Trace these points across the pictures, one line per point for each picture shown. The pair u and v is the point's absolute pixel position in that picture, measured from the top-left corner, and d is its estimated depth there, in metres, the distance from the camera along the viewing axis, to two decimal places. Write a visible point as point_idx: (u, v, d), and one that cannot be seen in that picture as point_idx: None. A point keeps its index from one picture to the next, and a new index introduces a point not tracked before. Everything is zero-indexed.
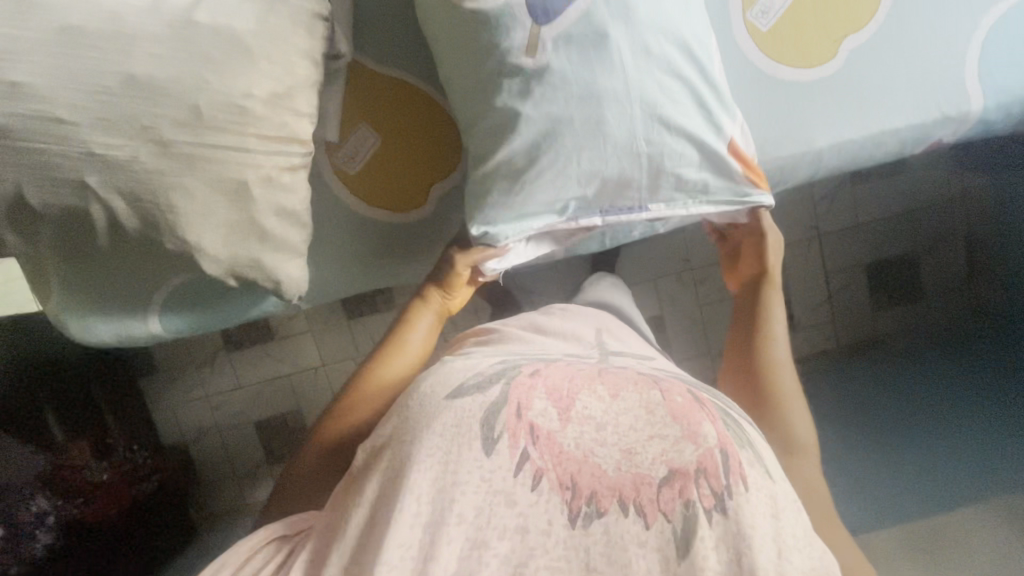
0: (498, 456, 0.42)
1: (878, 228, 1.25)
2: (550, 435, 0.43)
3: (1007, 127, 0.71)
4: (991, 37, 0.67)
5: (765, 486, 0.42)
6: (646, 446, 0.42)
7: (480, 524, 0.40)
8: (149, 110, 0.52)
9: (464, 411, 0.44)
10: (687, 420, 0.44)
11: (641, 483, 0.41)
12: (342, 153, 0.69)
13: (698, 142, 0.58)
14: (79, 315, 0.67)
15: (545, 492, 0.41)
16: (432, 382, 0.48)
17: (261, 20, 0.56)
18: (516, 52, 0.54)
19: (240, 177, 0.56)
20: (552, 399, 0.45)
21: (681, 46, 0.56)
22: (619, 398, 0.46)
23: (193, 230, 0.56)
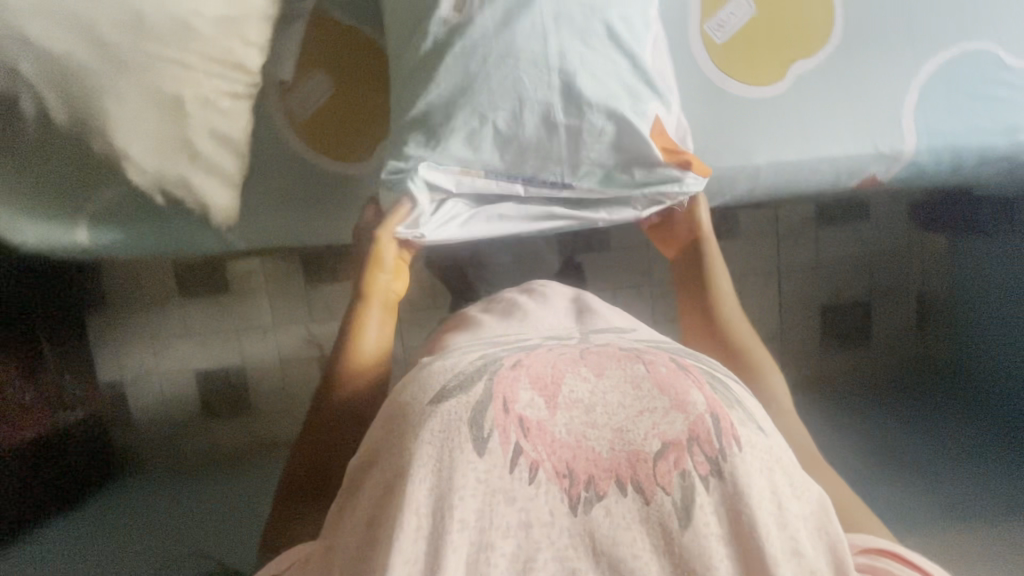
0: (490, 455, 0.36)
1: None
2: (540, 426, 0.37)
3: (939, 173, 0.73)
4: (930, 84, 0.70)
5: (758, 442, 0.39)
6: (637, 422, 0.37)
7: (484, 525, 0.35)
8: (93, 9, 0.53)
9: (448, 413, 0.37)
10: (673, 388, 0.39)
11: (636, 460, 0.36)
12: (294, 96, 0.70)
13: (616, 116, 0.60)
14: (7, 212, 0.67)
15: (544, 484, 0.36)
16: (411, 387, 0.40)
17: None
18: (445, 9, 0.60)
19: (175, 91, 0.57)
20: (538, 389, 0.39)
21: (606, 22, 0.60)
22: (605, 373, 0.40)
23: (122, 135, 0.57)
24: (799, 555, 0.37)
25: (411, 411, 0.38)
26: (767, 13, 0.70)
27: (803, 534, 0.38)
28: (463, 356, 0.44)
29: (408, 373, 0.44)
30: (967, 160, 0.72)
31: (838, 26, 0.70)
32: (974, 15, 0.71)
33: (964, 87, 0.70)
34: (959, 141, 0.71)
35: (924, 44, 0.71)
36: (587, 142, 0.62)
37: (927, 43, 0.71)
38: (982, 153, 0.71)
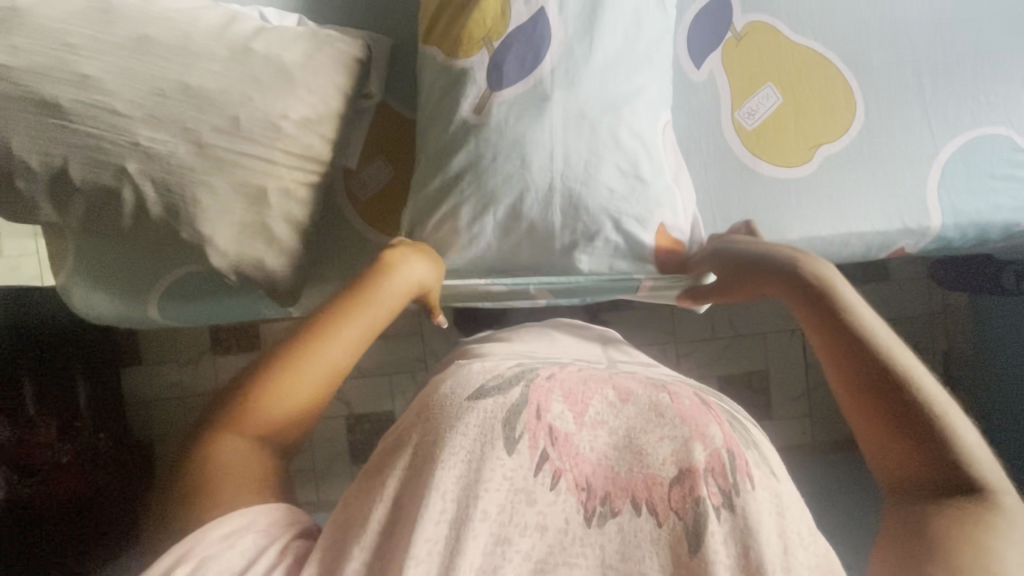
0: (518, 455, 0.40)
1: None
2: (567, 437, 0.42)
3: (964, 246, 0.77)
4: (950, 164, 0.75)
5: (768, 483, 0.40)
6: (656, 447, 0.41)
7: (505, 520, 0.38)
8: (194, 115, 0.59)
9: (485, 411, 0.42)
10: (694, 421, 0.42)
11: (652, 483, 0.39)
12: (356, 180, 0.75)
13: (614, 219, 0.65)
14: (86, 291, 0.73)
15: (563, 492, 0.39)
16: (450, 381, 0.45)
17: (308, 55, 0.63)
18: (465, 110, 0.65)
19: (261, 183, 0.62)
20: (569, 403, 0.44)
21: (608, 130, 0.64)
22: (627, 403, 0.45)
23: (209, 224, 0.62)
24: None
25: (449, 405, 0.42)
26: (792, 101, 0.75)
27: None
28: (500, 362, 0.49)
29: (446, 374, 0.48)
30: (992, 235, 0.76)
31: (861, 114, 0.76)
32: (990, 103, 0.76)
33: (982, 166, 0.75)
34: (983, 218, 0.74)
35: (943, 129, 0.76)
36: (577, 234, 0.65)
37: (946, 128, 0.76)
38: (1007, 227, 0.75)
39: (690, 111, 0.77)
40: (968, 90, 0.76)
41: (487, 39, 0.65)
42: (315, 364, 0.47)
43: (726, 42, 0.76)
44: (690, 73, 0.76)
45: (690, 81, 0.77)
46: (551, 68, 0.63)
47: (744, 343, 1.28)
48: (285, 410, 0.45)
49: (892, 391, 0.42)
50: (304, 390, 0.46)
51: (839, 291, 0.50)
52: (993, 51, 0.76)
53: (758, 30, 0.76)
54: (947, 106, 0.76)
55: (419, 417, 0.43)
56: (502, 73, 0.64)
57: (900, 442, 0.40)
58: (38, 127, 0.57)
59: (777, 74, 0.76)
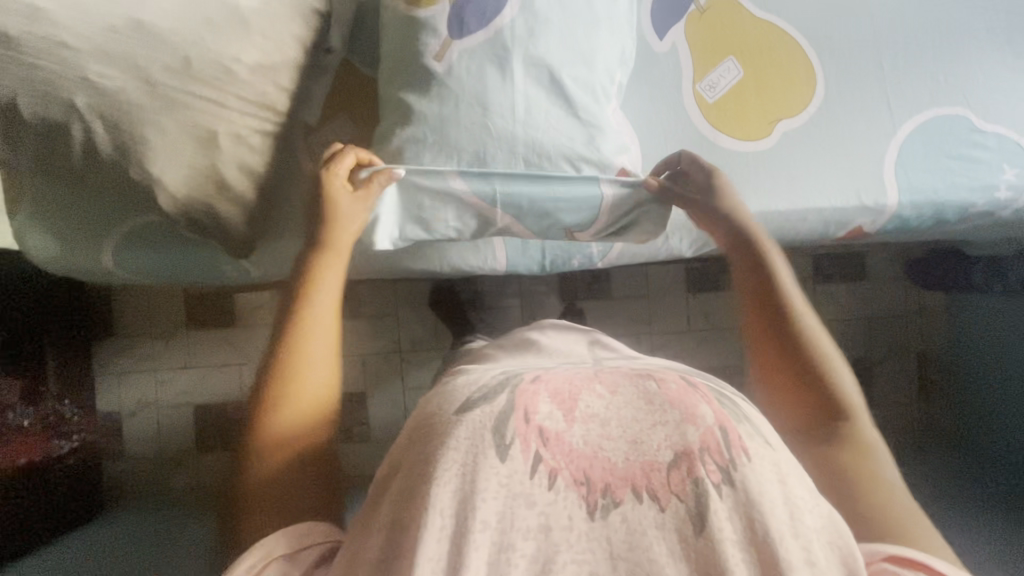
0: (512, 462, 0.37)
1: (846, 329, 1.24)
2: (557, 435, 0.39)
3: (922, 226, 0.77)
4: (907, 143, 0.75)
5: (766, 456, 0.40)
6: (651, 433, 0.39)
7: (505, 527, 0.36)
8: (145, 54, 0.59)
9: (475, 422, 0.39)
10: (683, 403, 0.41)
11: (651, 469, 0.38)
12: (318, 136, 0.74)
13: (574, 169, 0.68)
14: (40, 235, 0.73)
15: (562, 490, 0.37)
16: (438, 401, 0.43)
17: (265, 2, 0.64)
18: (428, 57, 0.66)
19: (211, 126, 0.63)
20: (557, 402, 0.41)
21: (568, 85, 0.67)
22: (618, 393, 0.42)
23: (158, 164, 0.62)
24: (811, 565, 0.36)
25: (438, 423, 0.40)
26: (753, 75, 0.76)
27: (816, 545, 0.37)
28: (485, 374, 0.49)
29: (434, 394, 0.47)
30: (948, 216, 0.76)
31: (821, 89, 0.76)
32: (948, 81, 0.76)
33: (938, 146, 0.75)
34: (939, 197, 0.75)
35: (900, 108, 0.76)
36: (546, 181, 0.68)
37: (903, 107, 0.76)
38: (962, 206, 0.75)
39: (651, 81, 0.77)
40: (925, 69, 0.77)
41: None
42: (300, 390, 0.50)
43: (688, 14, 0.76)
44: (653, 43, 0.77)
45: (652, 51, 0.77)
46: (511, 20, 0.66)
47: None
48: (292, 425, 0.49)
49: (800, 361, 0.54)
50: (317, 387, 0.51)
51: (769, 261, 0.64)
52: (946, 32, 0.78)
53: (722, 4, 0.77)
54: (904, 84, 0.76)
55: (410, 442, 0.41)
56: (463, 24, 0.66)
57: (804, 385, 0.53)
58: None
59: (738, 48, 0.76)
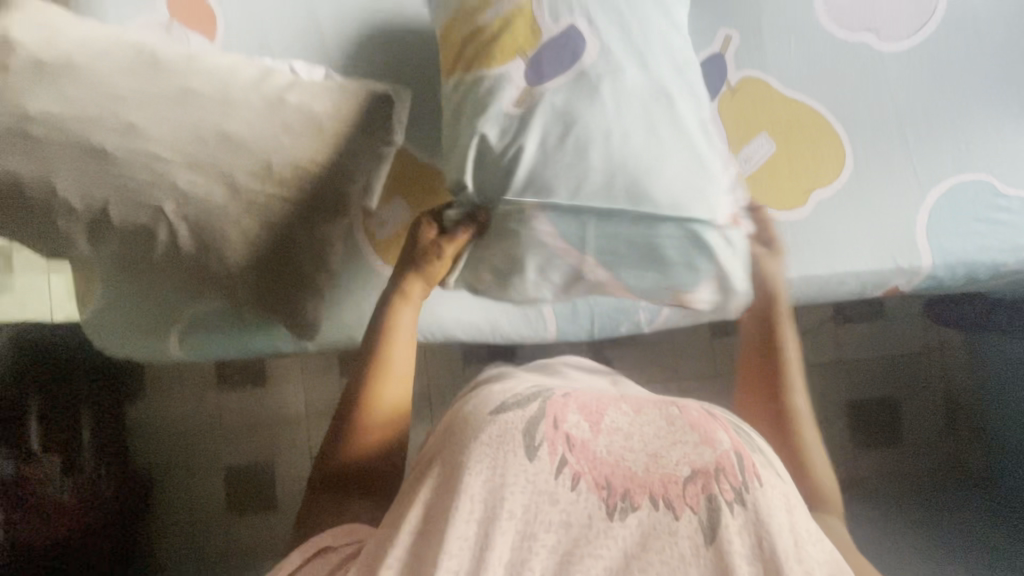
0: (539, 460, 0.51)
1: (852, 370, 1.36)
2: (583, 443, 0.53)
3: (953, 285, 0.81)
4: (937, 208, 0.79)
5: (775, 486, 0.52)
6: (669, 451, 0.53)
7: (529, 517, 0.49)
8: (231, 161, 0.63)
9: (507, 421, 0.53)
10: (702, 429, 0.55)
11: (667, 481, 0.51)
12: (375, 221, 0.80)
13: (683, 202, 0.61)
14: (109, 324, 0.75)
15: (583, 491, 0.50)
16: (476, 400, 0.58)
17: (336, 107, 0.68)
18: (504, 106, 0.63)
19: (288, 224, 0.67)
20: (584, 414, 0.55)
21: (660, 117, 0.63)
22: (640, 415, 0.57)
23: (240, 262, 0.67)
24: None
25: (473, 420, 0.54)
26: (784, 150, 0.80)
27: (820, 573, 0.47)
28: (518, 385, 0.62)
29: (475, 394, 0.62)
30: (980, 274, 0.80)
31: (850, 161, 0.81)
32: (972, 150, 0.80)
33: (968, 209, 0.79)
34: (970, 258, 0.78)
35: (928, 176, 0.80)
36: (653, 218, 0.62)
37: (931, 174, 0.80)
38: (994, 267, 0.79)
39: None
40: (952, 137, 0.80)
41: (520, 47, 0.65)
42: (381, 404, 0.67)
43: (721, 94, 0.81)
44: None
45: None
46: (575, 76, 0.63)
47: None
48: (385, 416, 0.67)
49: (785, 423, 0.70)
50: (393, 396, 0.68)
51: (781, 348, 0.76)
52: (970, 103, 0.81)
53: (750, 85, 0.82)
54: (930, 152, 0.80)
55: (445, 426, 0.58)
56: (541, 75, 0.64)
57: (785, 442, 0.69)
58: (80, 169, 0.61)
59: (769, 125, 0.81)
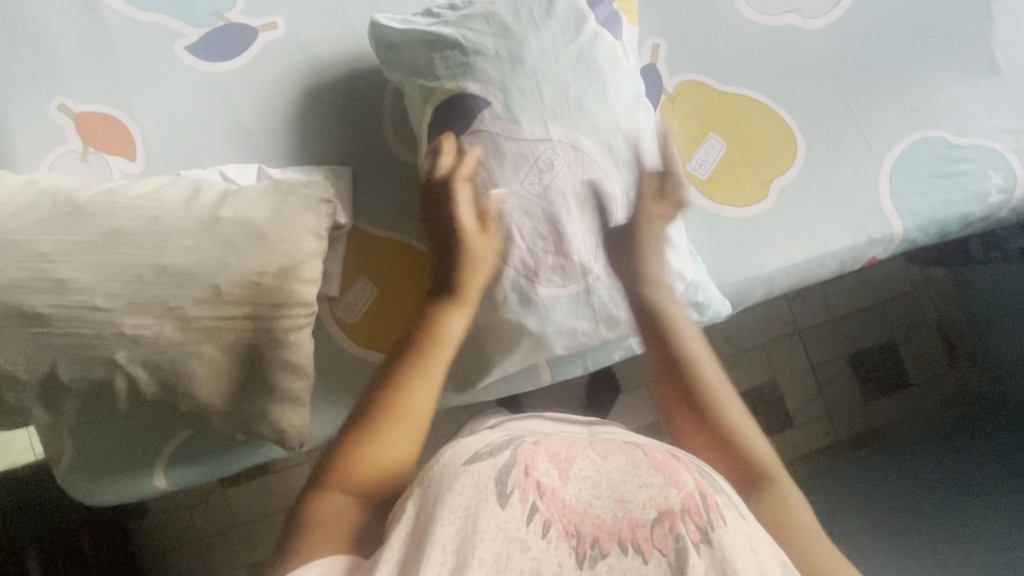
0: (510, 507, 0.45)
1: (840, 327, 1.43)
2: (553, 491, 0.47)
3: (930, 242, 0.81)
4: (896, 171, 0.79)
5: (742, 526, 0.46)
6: (635, 492, 0.46)
7: (501, 566, 0.42)
8: (175, 293, 0.59)
9: (480, 471, 0.48)
10: (668, 469, 0.49)
11: (635, 526, 0.44)
12: (343, 305, 0.77)
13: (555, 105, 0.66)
14: (86, 476, 0.71)
15: (554, 539, 0.44)
16: (448, 454, 0.53)
17: (274, 209, 0.64)
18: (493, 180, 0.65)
19: (251, 340, 0.63)
20: (553, 462, 0.50)
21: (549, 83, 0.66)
22: (608, 459, 0.51)
23: (206, 390, 0.63)
24: None
25: (446, 472, 0.50)
26: (735, 146, 0.79)
27: None
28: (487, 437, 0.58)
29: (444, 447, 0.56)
30: (952, 227, 0.79)
31: (802, 146, 0.80)
32: (917, 108, 0.79)
33: (926, 167, 0.79)
34: (940, 214, 0.78)
35: (880, 142, 0.79)
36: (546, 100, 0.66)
37: (882, 140, 0.79)
38: (964, 218, 0.79)
39: None
40: (896, 96, 0.79)
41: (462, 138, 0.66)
42: (383, 455, 0.55)
43: (662, 105, 0.80)
44: None
45: None
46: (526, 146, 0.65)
47: None
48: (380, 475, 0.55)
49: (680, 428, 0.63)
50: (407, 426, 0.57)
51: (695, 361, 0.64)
52: (908, 59, 0.80)
53: (689, 89, 0.81)
54: (875, 119, 0.79)
55: (419, 483, 0.51)
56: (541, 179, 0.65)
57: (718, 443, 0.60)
58: (17, 338, 0.57)
59: (715, 124, 0.80)
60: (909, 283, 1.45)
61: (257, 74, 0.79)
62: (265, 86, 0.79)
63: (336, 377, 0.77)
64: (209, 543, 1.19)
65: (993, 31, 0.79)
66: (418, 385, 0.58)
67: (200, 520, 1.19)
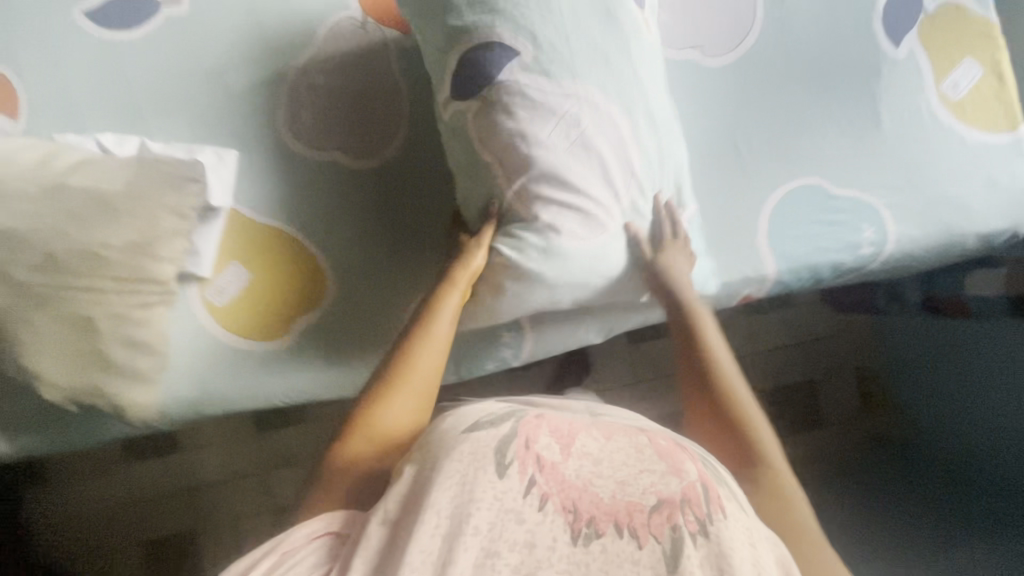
0: (510, 478, 0.45)
1: (761, 364, 1.44)
2: (553, 465, 0.47)
3: (803, 286, 0.83)
4: (775, 215, 0.80)
5: (741, 518, 0.48)
6: (638, 478, 0.47)
7: (495, 535, 0.42)
8: (6, 257, 0.59)
9: (478, 441, 0.47)
10: (671, 458, 0.49)
11: (633, 509, 0.45)
12: (211, 288, 0.76)
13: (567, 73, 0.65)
14: None
15: (551, 512, 0.44)
16: (448, 422, 0.51)
17: (129, 183, 0.65)
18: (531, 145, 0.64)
19: (87, 312, 0.62)
20: (556, 437, 0.49)
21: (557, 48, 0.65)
22: (612, 439, 0.50)
23: (34, 360, 0.62)
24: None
25: (448, 437, 0.48)
26: None
27: None
28: (489, 407, 0.54)
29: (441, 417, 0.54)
30: (824, 274, 0.82)
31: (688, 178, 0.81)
32: (802, 156, 0.81)
33: (803, 214, 0.80)
34: (811, 260, 0.80)
35: (763, 185, 0.81)
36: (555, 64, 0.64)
37: (765, 183, 0.81)
38: (835, 266, 0.81)
39: None
40: (780, 142, 0.81)
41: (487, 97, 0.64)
42: (383, 419, 0.58)
43: None
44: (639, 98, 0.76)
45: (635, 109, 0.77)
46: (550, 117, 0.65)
47: (667, 383, 1.30)
48: (380, 434, 0.58)
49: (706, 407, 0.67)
50: (413, 394, 0.61)
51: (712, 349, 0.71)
52: (800, 109, 0.82)
53: None
54: (761, 162, 0.81)
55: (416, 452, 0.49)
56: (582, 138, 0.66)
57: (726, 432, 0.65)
58: None
59: None
60: (831, 328, 1.48)
61: (156, 47, 0.79)
62: (163, 58, 0.79)
63: (319, 342, 0.79)
64: (112, 514, 1.15)
65: (881, 88, 0.82)
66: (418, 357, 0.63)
67: (103, 488, 1.16)
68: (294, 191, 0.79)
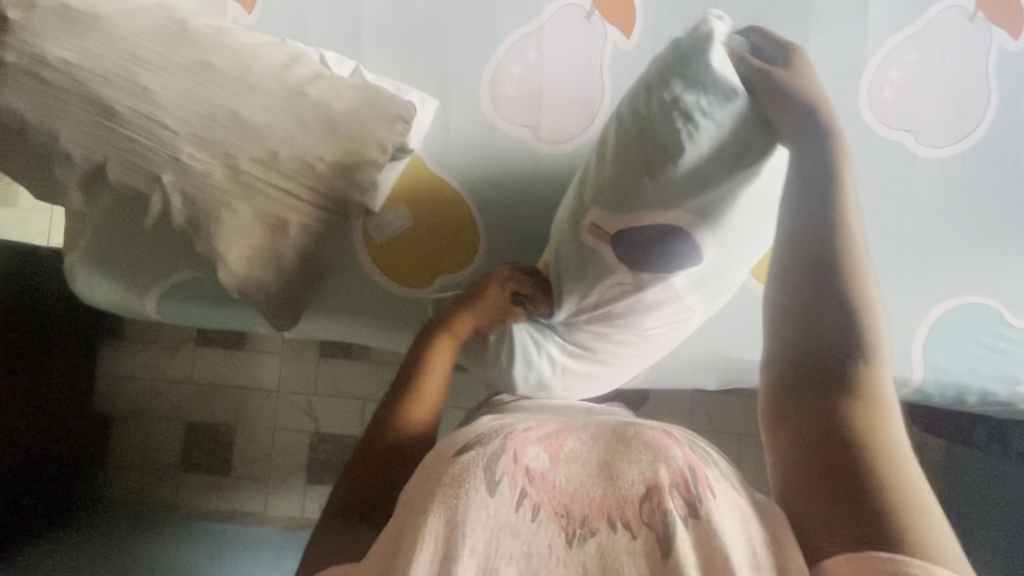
0: (501, 496, 0.37)
1: None
2: (543, 475, 0.38)
3: (943, 402, 0.80)
4: (938, 324, 0.77)
5: (731, 496, 0.38)
6: (624, 468, 0.37)
7: (490, 553, 0.35)
8: (236, 144, 0.62)
9: (469, 458, 0.39)
10: (655, 443, 0.39)
11: (622, 501, 0.36)
12: (374, 222, 0.76)
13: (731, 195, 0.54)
14: (91, 273, 0.74)
15: (543, 521, 0.36)
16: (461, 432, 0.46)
17: (355, 106, 0.66)
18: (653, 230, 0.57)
19: (282, 216, 0.65)
20: (544, 446, 0.40)
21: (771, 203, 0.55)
22: (600, 438, 0.41)
23: (224, 243, 0.64)
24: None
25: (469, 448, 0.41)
26: None
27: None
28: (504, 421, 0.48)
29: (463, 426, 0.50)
30: (969, 398, 0.79)
31: None
32: (988, 274, 0.77)
33: (969, 333, 0.77)
34: (962, 380, 0.77)
35: (936, 290, 0.78)
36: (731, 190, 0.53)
37: (939, 288, 0.78)
38: (983, 393, 0.78)
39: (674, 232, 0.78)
40: (968, 253, 0.78)
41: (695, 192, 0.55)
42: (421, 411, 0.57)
43: None
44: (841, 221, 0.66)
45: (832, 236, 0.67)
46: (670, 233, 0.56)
47: None
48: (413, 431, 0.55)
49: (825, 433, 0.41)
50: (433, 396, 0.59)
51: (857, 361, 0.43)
52: (999, 227, 0.78)
53: None
54: (941, 268, 0.78)
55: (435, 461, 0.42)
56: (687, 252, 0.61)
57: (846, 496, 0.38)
58: (85, 122, 0.60)
59: None
60: None
61: None
62: None
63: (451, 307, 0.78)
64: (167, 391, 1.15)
65: None
66: (428, 389, 0.59)
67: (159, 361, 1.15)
68: (480, 155, 0.79)
